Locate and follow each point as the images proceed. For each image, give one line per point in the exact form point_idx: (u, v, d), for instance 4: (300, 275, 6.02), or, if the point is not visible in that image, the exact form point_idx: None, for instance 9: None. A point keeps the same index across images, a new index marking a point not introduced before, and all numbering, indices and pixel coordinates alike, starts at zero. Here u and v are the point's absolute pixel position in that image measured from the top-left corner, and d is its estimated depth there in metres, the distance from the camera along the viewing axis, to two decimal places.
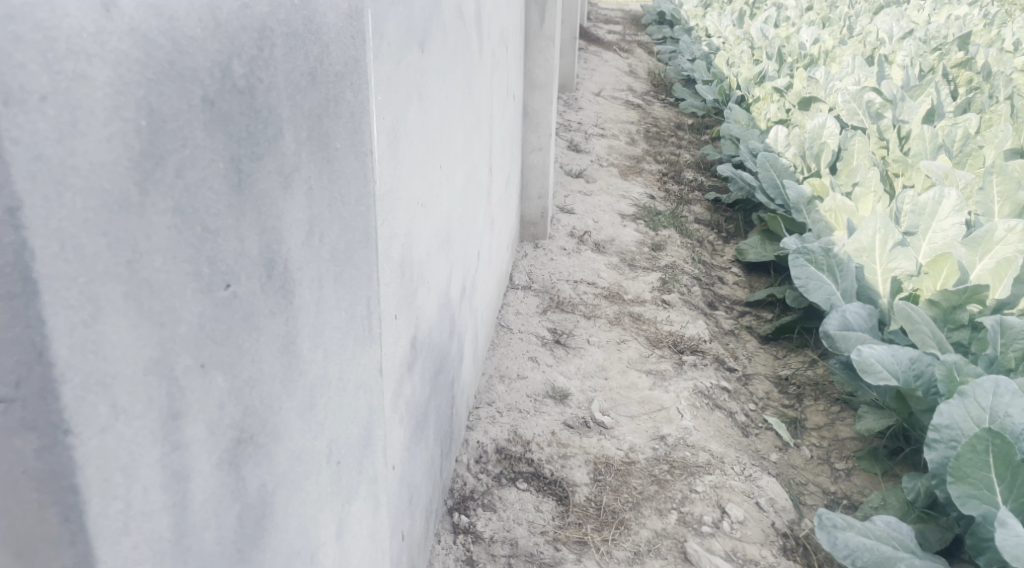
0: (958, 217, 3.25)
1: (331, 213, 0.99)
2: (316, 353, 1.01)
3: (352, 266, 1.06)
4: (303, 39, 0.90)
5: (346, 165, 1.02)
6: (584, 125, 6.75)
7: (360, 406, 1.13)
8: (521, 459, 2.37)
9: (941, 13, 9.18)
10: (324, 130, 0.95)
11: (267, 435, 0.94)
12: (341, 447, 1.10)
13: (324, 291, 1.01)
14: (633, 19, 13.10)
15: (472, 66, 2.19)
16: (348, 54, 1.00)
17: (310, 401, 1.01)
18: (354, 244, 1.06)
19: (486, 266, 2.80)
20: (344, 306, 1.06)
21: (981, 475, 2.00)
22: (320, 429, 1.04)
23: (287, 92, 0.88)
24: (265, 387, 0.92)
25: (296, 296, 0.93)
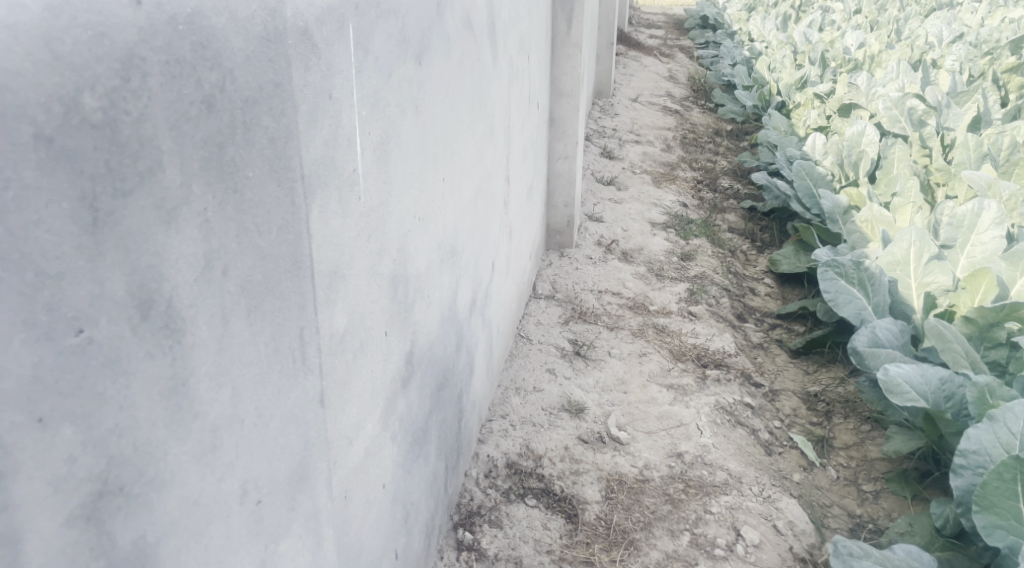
0: (998, 230, 3.12)
1: (237, 246, 0.89)
2: (221, 392, 0.88)
3: (273, 297, 0.97)
4: (202, 69, 0.82)
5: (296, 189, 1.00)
6: (619, 131, 6.69)
7: (289, 439, 1.03)
8: (532, 474, 2.33)
9: (995, 15, 8.89)
10: (223, 159, 0.85)
11: (146, 484, 0.78)
12: (263, 485, 0.98)
13: (229, 327, 0.89)
14: (676, 23, 12.95)
15: (484, 76, 2.17)
16: (269, 77, 0.93)
17: (209, 441, 0.87)
18: (270, 276, 0.96)
19: (504, 277, 2.77)
20: (261, 341, 0.95)
21: (1009, 504, 1.90)
22: (232, 466, 0.91)
23: (170, 120, 0.77)
24: (140, 433, 0.77)
25: (252, 318, 0.92)
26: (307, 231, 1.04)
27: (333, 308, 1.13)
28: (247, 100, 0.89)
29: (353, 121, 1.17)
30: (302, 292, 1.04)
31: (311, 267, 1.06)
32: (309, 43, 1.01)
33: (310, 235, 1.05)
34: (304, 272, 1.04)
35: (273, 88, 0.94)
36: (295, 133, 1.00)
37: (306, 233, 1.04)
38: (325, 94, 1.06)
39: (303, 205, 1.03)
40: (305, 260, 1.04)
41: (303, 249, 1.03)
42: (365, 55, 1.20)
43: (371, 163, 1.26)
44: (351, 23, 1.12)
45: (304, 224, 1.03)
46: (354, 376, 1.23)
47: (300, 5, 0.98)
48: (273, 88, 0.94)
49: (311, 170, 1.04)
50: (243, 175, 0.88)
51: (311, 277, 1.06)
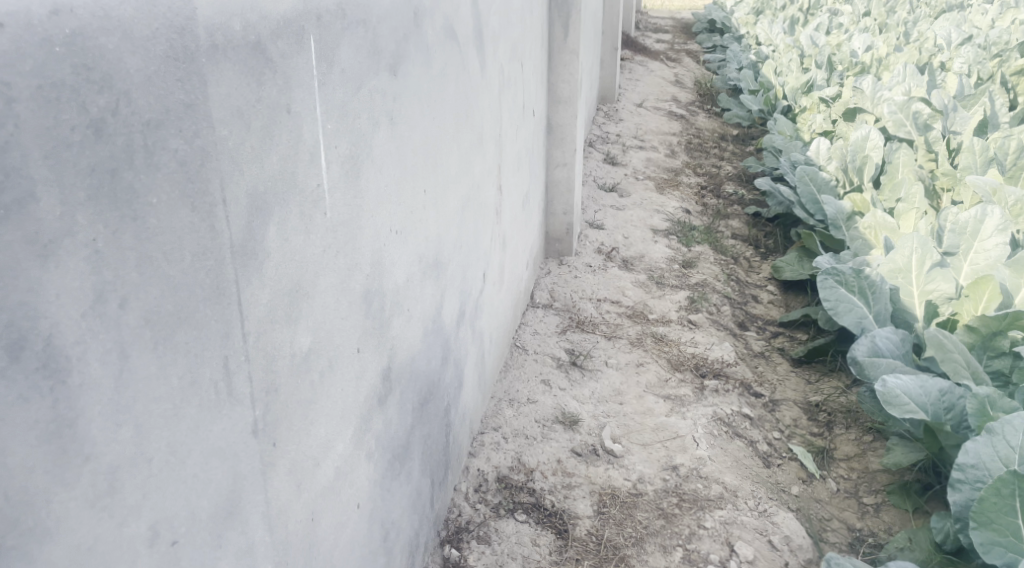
0: (1002, 236, 3.07)
1: (136, 276, 0.81)
2: (122, 430, 0.81)
3: (189, 326, 0.89)
4: (97, 85, 0.75)
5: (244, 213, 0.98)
6: (622, 137, 6.65)
7: (213, 475, 0.95)
8: (522, 488, 2.30)
9: (1005, 17, 8.80)
10: (117, 186, 0.78)
11: (23, 534, 0.72)
12: (179, 524, 0.90)
13: (130, 361, 0.81)
14: (684, 28, 12.89)
15: (471, 85, 2.14)
16: (179, 97, 0.85)
17: (107, 483, 0.80)
18: (181, 305, 0.88)
19: (496, 287, 2.74)
20: (173, 373, 0.87)
21: (1008, 520, 1.85)
22: (138, 508, 0.84)
23: (47, 142, 0.71)
24: (12, 482, 0.70)
25: (200, 338, 0.91)
26: (233, 255, 0.96)
27: (295, 327, 1.11)
28: (149, 123, 0.81)
29: (318, 136, 1.15)
30: (225, 321, 0.96)
31: (237, 293, 0.98)
32: (264, 57, 1.00)
33: (235, 259, 0.97)
34: (227, 298, 0.96)
35: (184, 108, 0.86)
36: (214, 153, 0.92)
37: (230, 258, 0.96)
38: (283, 108, 1.05)
39: (225, 229, 0.94)
40: (228, 286, 0.96)
41: (226, 275, 0.95)
42: (332, 67, 1.18)
43: (341, 178, 1.25)
44: (313, 36, 1.11)
45: (227, 247, 0.95)
46: (320, 397, 1.21)
47: (252, 17, 0.96)
48: (182, 107, 0.86)
49: (266, 187, 1.03)
50: (147, 202, 0.81)
51: (237, 303, 0.98)
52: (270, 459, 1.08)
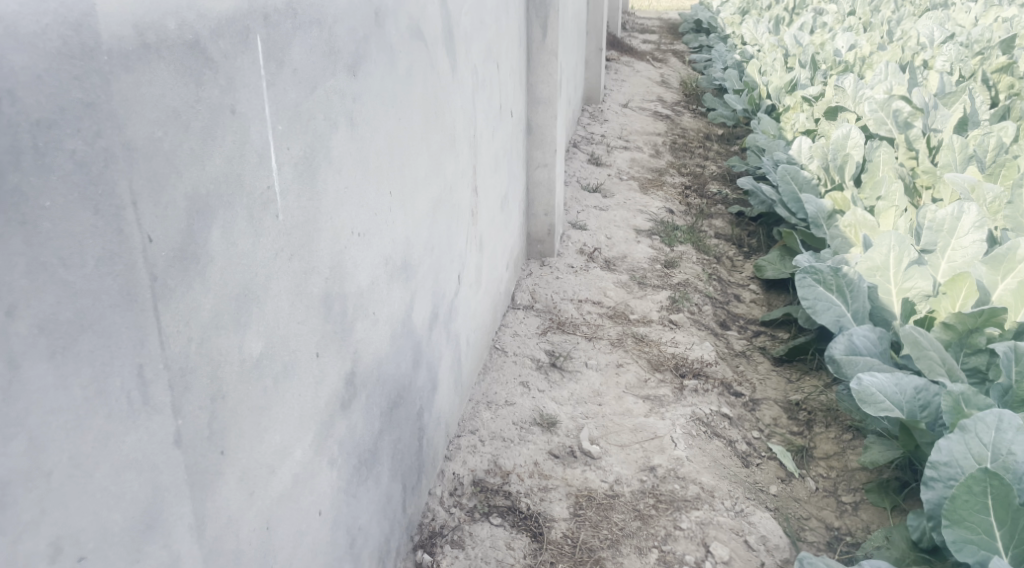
0: (979, 233, 3.08)
1: (27, 283, 0.76)
2: (13, 444, 0.76)
3: (95, 333, 0.84)
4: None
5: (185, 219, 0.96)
6: (607, 137, 6.65)
7: (127, 488, 0.90)
8: (498, 491, 2.29)
9: (987, 15, 8.84)
10: (0, 188, 0.73)
11: None
12: (87, 540, 0.85)
13: (20, 372, 0.76)
14: (671, 28, 12.90)
15: (441, 85, 2.13)
16: (75, 97, 0.80)
17: None
18: (84, 312, 0.82)
19: (473, 289, 2.73)
20: (75, 384, 0.82)
21: (980, 518, 1.86)
22: (35, 525, 0.79)
23: None
24: None
25: (129, 344, 0.89)
26: (147, 257, 0.91)
27: (244, 332, 1.10)
28: (39, 122, 0.76)
29: (266, 137, 1.14)
30: (138, 326, 0.90)
31: (152, 298, 0.92)
32: (204, 56, 0.99)
33: (146, 258, 0.90)
34: (139, 302, 0.90)
35: (82, 108, 0.81)
36: (120, 153, 0.86)
37: (141, 259, 0.90)
38: (226, 108, 1.04)
39: (135, 231, 0.88)
40: (140, 289, 0.90)
41: (138, 278, 0.89)
42: (280, 66, 1.18)
43: (294, 180, 1.24)
44: (257, 35, 1.10)
45: (138, 247, 0.89)
46: (273, 404, 1.19)
47: (189, 16, 0.95)
48: (77, 106, 0.80)
49: (208, 190, 1.01)
50: (39, 204, 0.77)
51: (152, 308, 0.92)
52: (218, 468, 1.06)
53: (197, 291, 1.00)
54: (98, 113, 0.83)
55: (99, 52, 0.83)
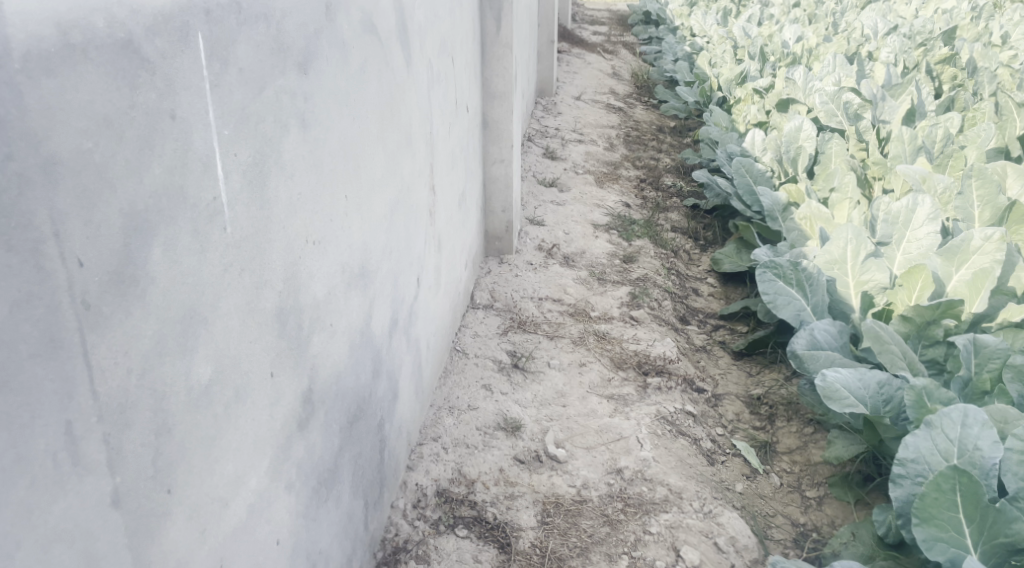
0: (933, 225, 3.10)
1: None
2: None
3: (12, 391, 0.76)
4: None
5: (120, 242, 0.87)
6: (561, 130, 6.60)
7: (56, 561, 0.82)
8: (463, 502, 2.23)
9: (927, 7, 9.01)
10: None
11: None
12: None
13: None
14: (620, 20, 12.89)
15: (396, 81, 2.05)
16: None
17: None
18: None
19: (432, 291, 2.65)
20: None
21: (949, 515, 1.86)
22: None
23: None
24: None
25: (54, 398, 0.80)
26: (73, 287, 0.81)
27: (190, 357, 1.02)
28: None
29: (211, 144, 1.05)
30: (62, 372, 0.81)
31: (82, 343, 0.83)
32: (138, 57, 0.88)
33: (73, 297, 0.82)
34: (66, 351, 0.81)
35: None
36: (37, 175, 0.77)
37: (68, 300, 0.81)
38: (165, 114, 0.93)
39: (60, 267, 0.80)
40: (67, 337, 0.81)
41: (65, 319, 0.81)
42: (226, 63, 1.09)
43: (243, 189, 1.15)
44: (200, 32, 1.00)
45: (64, 289, 0.80)
46: (224, 432, 1.11)
47: (119, 12, 0.85)
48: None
49: (147, 204, 0.91)
50: None
51: (81, 355, 0.83)
52: (164, 509, 0.98)
53: (137, 321, 0.91)
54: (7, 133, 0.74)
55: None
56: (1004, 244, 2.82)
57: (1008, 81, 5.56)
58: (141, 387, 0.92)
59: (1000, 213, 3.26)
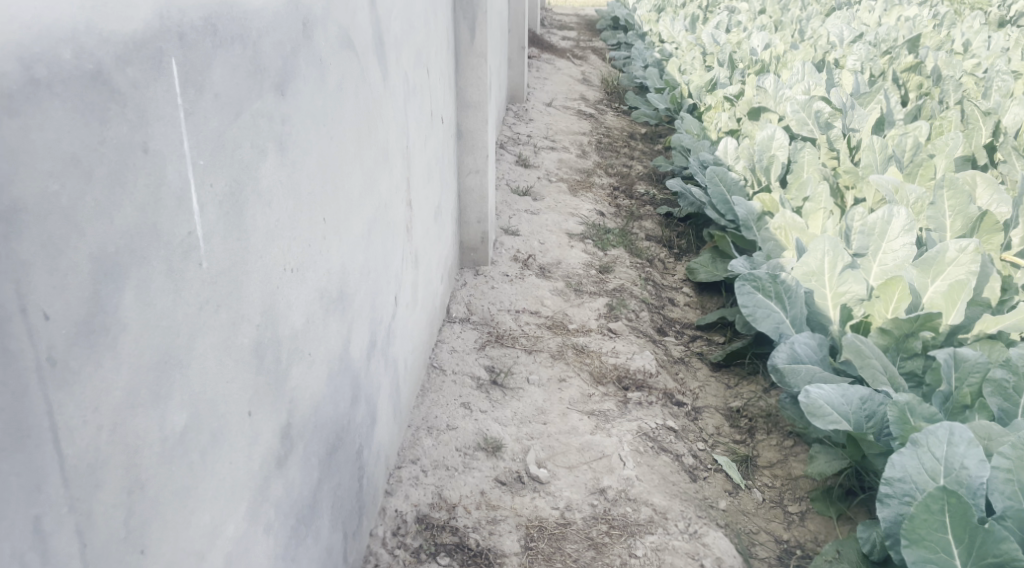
0: (908, 236, 3.10)
1: None
2: None
3: None
4: None
5: (88, 292, 0.81)
6: (533, 137, 6.57)
7: None
8: (445, 527, 2.19)
9: (890, 15, 9.12)
10: None
11: None
12: None
13: None
14: (588, 24, 12.91)
15: (372, 96, 2.00)
16: None
17: None
18: None
19: (410, 308, 2.59)
20: None
21: (938, 536, 1.84)
22: None
23: None
24: None
25: (15, 473, 0.74)
26: (36, 344, 0.75)
27: (165, 405, 0.95)
28: None
29: (187, 175, 0.98)
30: (23, 440, 0.74)
31: (52, 428, 0.78)
32: (108, 89, 0.82)
33: (42, 377, 0.76)
34: (34, 441, 0.76)
35: None
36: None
37: (36, 382, 0.76)
38: (137, 147, 0.87)
39: (27, 346, 0.74)
40: (36, 426, 0.76)
41: (32, 407, 0.75)
42: (201, 88, 1.02)
43: (220, 220, 1.09)
44: (173, 57, 0.94)
45: (32, 370, 0.75)
46: (200, 481, 1.05)
47: (88, 41, 0.79)
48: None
49: (118, 245, 0.85)
50: None
51: (52, 440, 0.78)
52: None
53: (108, 373, 0.84)
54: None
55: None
56: (979, 255, 2.82)
57: (973, 90, 5.63)
58: (112, 444, 0.86)
59: (972, 222, 3.26)
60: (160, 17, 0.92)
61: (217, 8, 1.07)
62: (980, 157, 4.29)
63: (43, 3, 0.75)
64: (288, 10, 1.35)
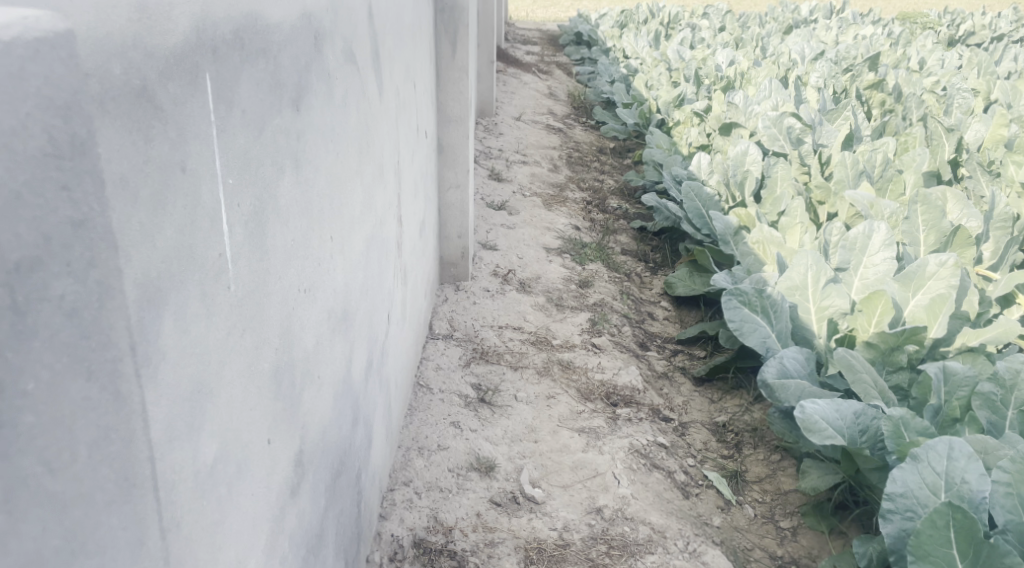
0: (888, 251, 3.12)
1: None
2: None
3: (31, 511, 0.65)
4: None
5: (133, 321, 0.76)
6: (504, 151, 6.54)
7: None
8: (442, 551, 2.16)
9: (847, 33, 9.30)
10: None
11: None
12: None
13: None
14: (551, 40, 12.96)
15: (370, 112, 1.96)
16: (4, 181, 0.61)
17: None
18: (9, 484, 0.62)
19: (400, 326, 2.55)
20: None
21: (943, 552, 1.85)
22: None
23: None
24: None
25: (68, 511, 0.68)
26: (92, 377, 0.71)
27: (198, 437, 0.90)
28: None
29: (218, 194, 0.94)
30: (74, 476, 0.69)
31: (153, 476, 0.81)
32: (151, 105, 0.78)
33: (145, 426, 0.79)
34: (139, 492, 0.79)
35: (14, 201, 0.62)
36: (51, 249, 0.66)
37: (140, 428, 0.78)
38: (177, 166, 0.83)
39: (136, 387, 0.77)
40: (142, 475, 0.79)
41: (140, 456, 0.78)
42: (230, 104, 0.98)
43: (245, 242, 1.04)
44: (207, 73, 0.90)
45: (137, 413, 0.77)
46: (226, 517, 1.00)
47: (135, 56, 0.76)
48: (39, 157, 0.65)
49: (159, 271, 0.81)
50: None
51: (153, 490, 0.81)
52: None
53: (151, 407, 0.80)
54: (61, 211, 0.67)
55: (9, 103, 0.62)
56: (957, 269, 2.87)
57: (935, 107, 5.75)
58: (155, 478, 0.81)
59: (945, 237, 3.31)
60: (197, 30, 0.88)
61: (245, 23, 1.03)
62: (945, 172, 4.37)
63: (95, 17, 0.71)
64: (303, 24, 1.32)
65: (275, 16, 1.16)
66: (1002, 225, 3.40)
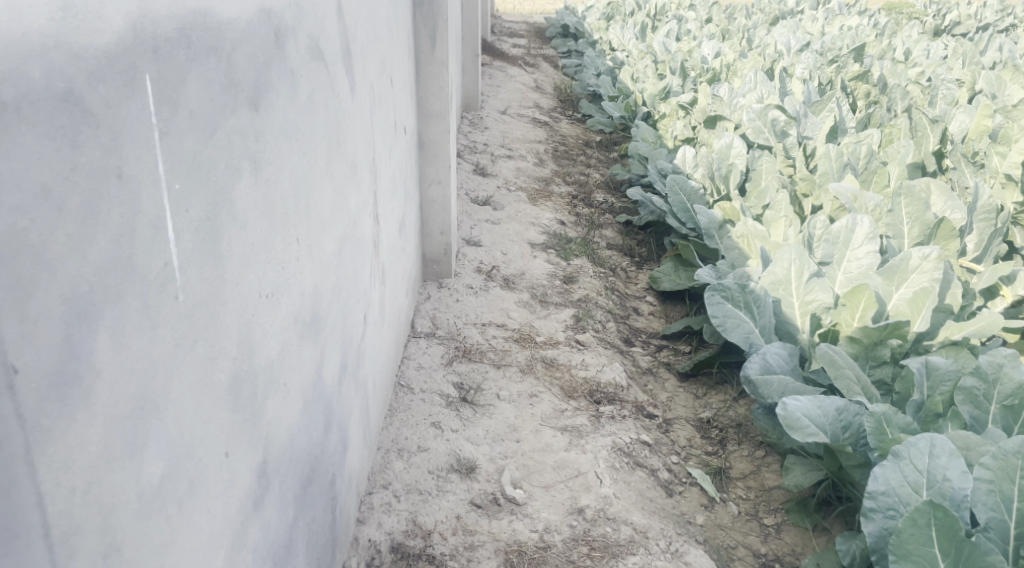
0: (872, 244, 3.10)
1: None
2: None
3: None
4: None
5: (51, 338, 0.73)
6: (490, 146, 6.50)
7: None
8: (421, 556, 2.13)
9: (833, 24, 9.28)
10: None
11: None
12: None
13: None
14: (538, 32, 12.88)
15: (341, 108, 1.92)
16: None
17: None
18: None
19: (378, 326, 2.51)
20: None
21: (925, 551, 1.83)
22: None
23: None
24: None
25: None
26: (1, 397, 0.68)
27: (140, 457, 0.87)
28: None
29: (162, 202, 0.91)
30: None
31: (43, 524, 0.73)
32: (79, 109, 0.75)
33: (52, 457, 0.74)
34: (23, 544, 0.71)
35: None
36: None
37: (25, 473, 0.71)
38: (112, 173, 0.80)
39: (17, 430, 0.70)
40: (27, 524, 0.71)
41: (23, 502, 0.71)
42: (174, 105, 0.94)
43: (196, 250, 1.01)
44: (147, 73, 0.87)
45: (21, 459, 0.70)
46: (177, 536, 0.96)
47: (58, 57, 0.72)
48: None
49: (92, 283, 0.77)
50: None
51: (43, 537, 0.73)
52: None
53: (72, 432, 0.76)
54: None
55: None
56: (941, 262, 2.85)
57: (920, 98, 5.73)
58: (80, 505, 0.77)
59: (929, 229, 3.29)
60: (133, 29, 0.85)
61: (192, 20, 0.99)
62: (930, 164, 4.35)
63: (9, 18, 0.68)
64: (260, 20, 1.28)
65: (228, 13, 1.13)
66: (986, 217, 3.38)
